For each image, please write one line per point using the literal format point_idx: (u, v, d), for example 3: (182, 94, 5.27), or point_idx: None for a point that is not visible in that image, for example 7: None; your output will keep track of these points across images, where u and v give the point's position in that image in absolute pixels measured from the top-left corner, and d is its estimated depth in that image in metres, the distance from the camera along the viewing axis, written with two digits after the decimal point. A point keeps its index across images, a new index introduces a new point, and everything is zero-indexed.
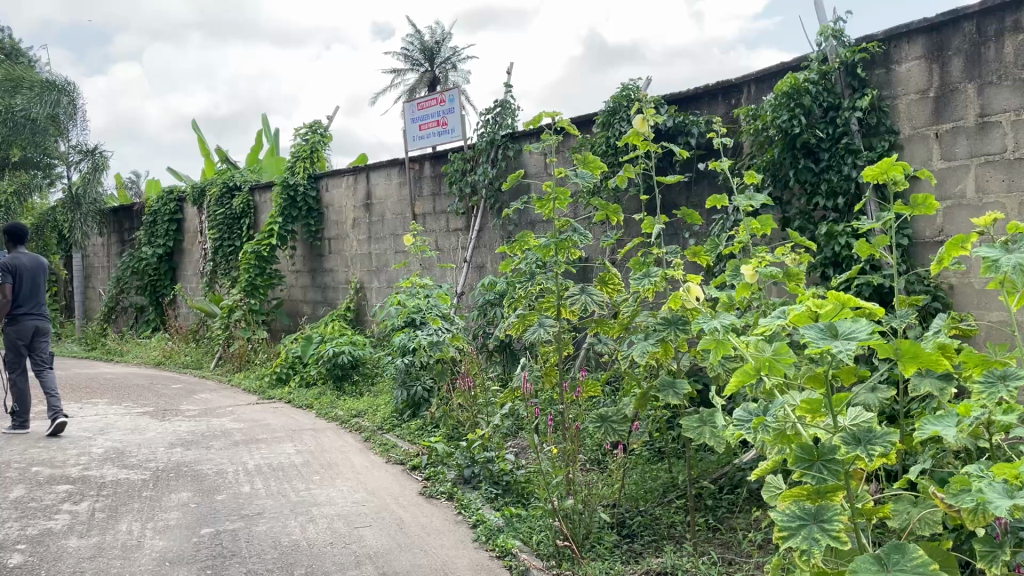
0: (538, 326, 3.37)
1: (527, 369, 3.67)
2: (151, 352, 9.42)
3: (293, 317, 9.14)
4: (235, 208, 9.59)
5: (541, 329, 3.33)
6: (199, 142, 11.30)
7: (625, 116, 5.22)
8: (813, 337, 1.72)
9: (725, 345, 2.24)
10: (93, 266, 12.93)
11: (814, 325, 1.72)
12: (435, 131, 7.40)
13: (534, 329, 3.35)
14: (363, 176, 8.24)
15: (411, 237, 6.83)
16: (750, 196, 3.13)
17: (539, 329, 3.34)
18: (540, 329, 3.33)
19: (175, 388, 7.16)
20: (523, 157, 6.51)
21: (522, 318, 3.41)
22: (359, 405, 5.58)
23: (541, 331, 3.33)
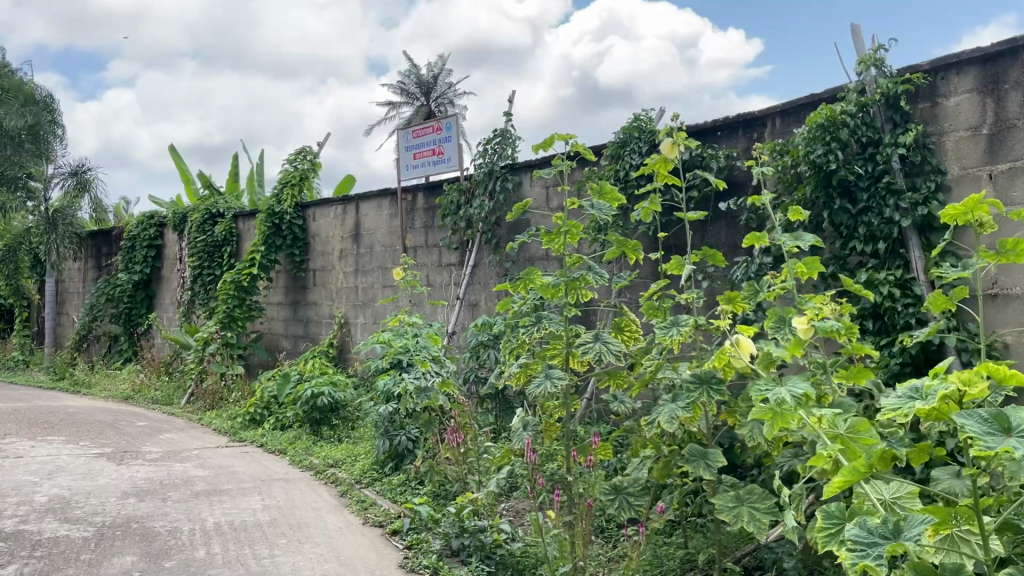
0: (544, 377, 2.89)
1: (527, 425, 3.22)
2: (120, 385, 8.89)
3: (272, 351, 8.65)
4: (217, 235, 9.17)
5: (546, 381, 2.86)
6: (182, 167, 10.90)
7: (636, 148, 4.84)
8: (979, 430, 1.60)
9: (788, 417, 1.86)
10: (67, 291, 12.42)
11: (980, 416, 1.60)
12: (430, 161, 7.02)
13: (539, 380, 2.89)
14: (353, 206, 7.83)
15: (402, 271, 6.41)
16: (796, 236, 2.73)
17: (544, 380, 2.87)
18: (547, 382, 2.86)
19: (140, 427, 6.64)
20: (523, 190, 6.12)
21: (526, 368, 2.96)
22: (336, 453, 5.09)
23: (547, 384, 2.85)
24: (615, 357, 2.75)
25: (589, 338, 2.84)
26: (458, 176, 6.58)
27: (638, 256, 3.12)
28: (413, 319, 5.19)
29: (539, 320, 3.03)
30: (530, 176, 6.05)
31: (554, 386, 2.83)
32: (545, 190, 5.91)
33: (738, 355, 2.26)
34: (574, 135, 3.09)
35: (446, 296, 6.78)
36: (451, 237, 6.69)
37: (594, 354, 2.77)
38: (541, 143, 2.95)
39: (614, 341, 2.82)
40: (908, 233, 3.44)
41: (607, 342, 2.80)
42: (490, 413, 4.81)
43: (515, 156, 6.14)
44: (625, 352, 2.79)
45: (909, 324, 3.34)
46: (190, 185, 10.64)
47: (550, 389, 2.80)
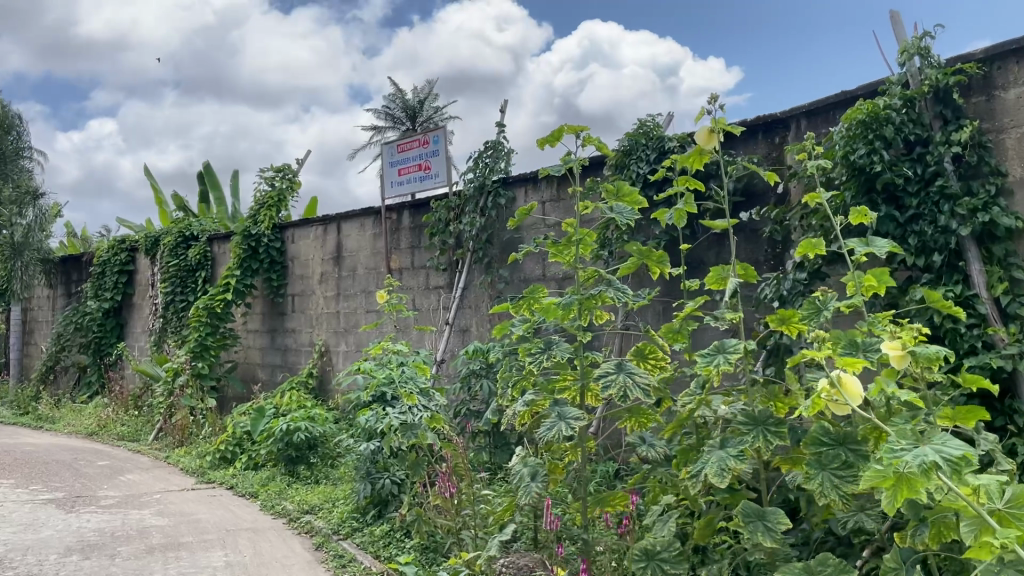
0: (555, 418, 2.31)
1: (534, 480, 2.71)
2: (85, 420, 8.29)
3: (248, 383, 8.11)
4: (190, 259, 8.66)
5: (570, 414, 2.31)
6: (155, 189, 10.41)
7: (643, 155, 4.40)
8: None
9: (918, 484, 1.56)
10: (35, 320, 11.83)
11: None
12: (416, 176, 6.56)
13: (554, 414, 2.34)
14: (333, 226, 7.35)
15: (387, 295, 5.92)
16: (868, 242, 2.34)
17: (567, 413, 2.33)
18: (557, 425, 2.27)
19: (100, 468, 6.06)
20: (517, 207, 5.68)
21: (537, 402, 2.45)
22: (314, 498, 4.56)
23: (573, 419, 2.30)
24: (645, 392, 2.21)
25: (607, 365, 2.33)
26: (447, 192, 6.12)
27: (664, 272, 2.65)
28: (400, 346, 4.69)
29: (550, 347, 2.53)
30: (525, 191, 5.60)
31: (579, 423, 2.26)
32: (541, 206, 5.47)
33: (839, 401, 1.75)
34: (590, 126, 2.60)
35: (435, 322, 6.29)
36: (439, 258, 6.23)
37: (617, 388, 2.24)
38: (553, 137, 2.48)
39: (642, 370, 2.30)
40: (967, 243, 2.99)
41: (634, 372, 2.29)
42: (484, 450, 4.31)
43: (508, 169, 5.70)
44: (656, 384, 2.25)
45: (973, 349, 2.89)
46: (163, 208, 10.13)
47: (569, 430, 2.23)
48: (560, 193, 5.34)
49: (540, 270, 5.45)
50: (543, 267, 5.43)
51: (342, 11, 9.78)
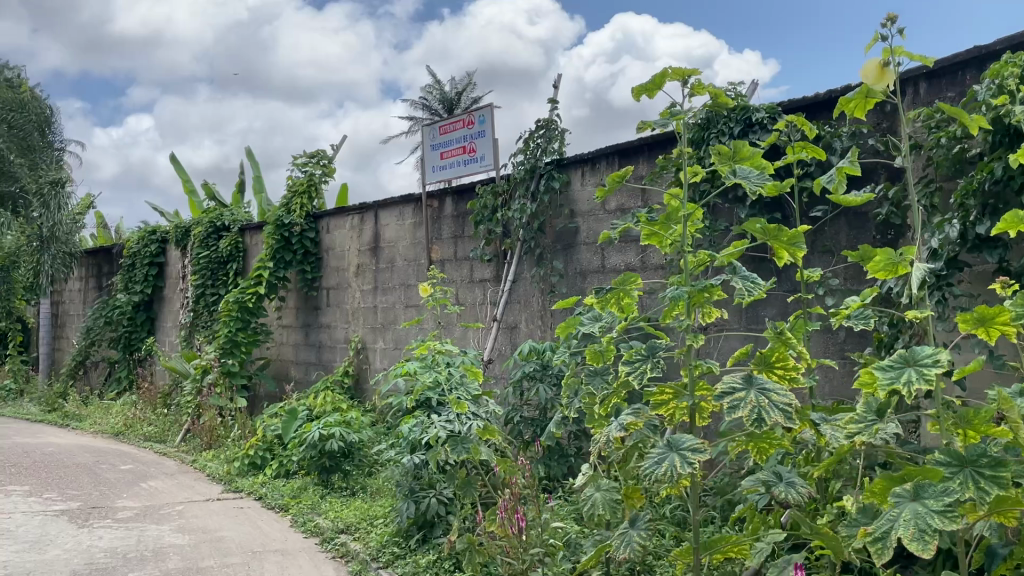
0: (664, 449, 1.75)
1: (633, 524, 2.26)
2: (113, 419, 7.92)
3: (280, 381, 7.67)
4: (221, 250, 8.25)
5: (686, 434, 1.75)
6: (186, 178, 10.06)
7: (725, 128, 3.85)
8: None
9: None
10: (66, 314, 11.56)
11: None
12: (459, 160, 6.04)
13: (665, 439, 1.80)
14: (371, 215, 6.88)
15: (429, 288, 5.44)
16: None
17: (683, 436, 1.77)
18: (670, 459, 1.70)
19: (121, 474, 5.65)
20: (572, 191, 5.13)
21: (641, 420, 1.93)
22: (349, 514, 4.08)
23: (691, 439, 1.74)
24: (789, 414, 1.65)
25: (733, 376, 1.79)
26: (494, 177, 5.60)
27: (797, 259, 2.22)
28: (448, 346, 4.18)
29: (656, 349, 1.99)
30: (581, 174, 5.07)
31: (701, 454, 1.70)
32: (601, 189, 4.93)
33: None
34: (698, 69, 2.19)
35: (481, 317, 5.79)
36: (485, 248, 5.72)
37: (747, 408, 1.70)
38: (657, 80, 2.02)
39: (780, 385, 1.74)
40: None
41: (769, 387, 1.73)
42: (540, 462, 3.80)
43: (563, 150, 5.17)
44: (801, 403, 1.70)
45: None
46: (193, 198, 9.79)
47: (688, 462, 1.68)
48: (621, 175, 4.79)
49: (599, 261, 4.91)
50: (602, 257, 4.90)
51: (374, 6, 9.39)
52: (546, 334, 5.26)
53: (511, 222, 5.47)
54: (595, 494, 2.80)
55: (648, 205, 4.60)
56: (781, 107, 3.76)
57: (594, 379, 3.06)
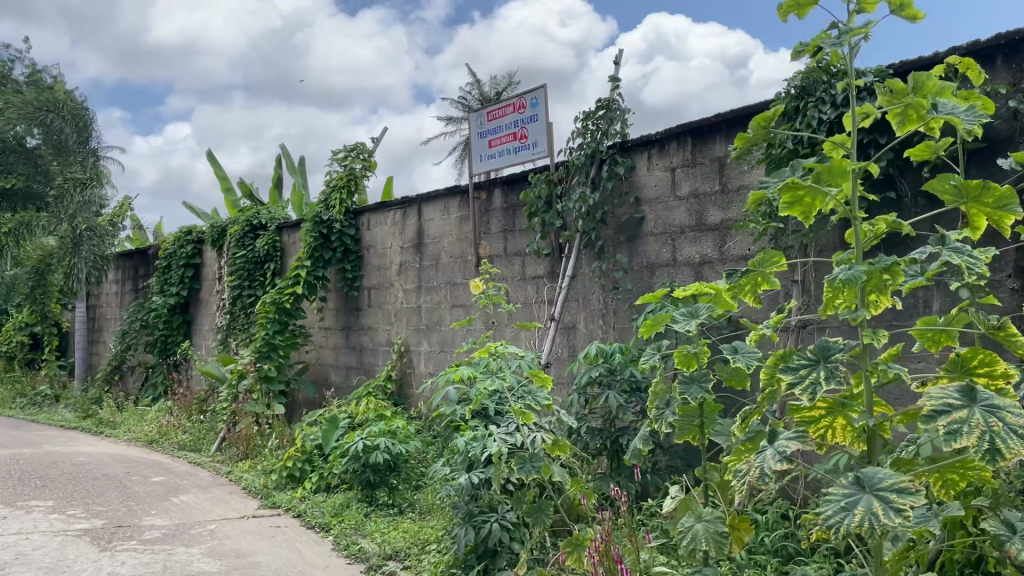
0: (861, 492, 1.68)
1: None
2: (147, 426, 7.61)
3: (320, 386, 7.27)
4: (258, 250, 7.91)
5: (879, 470, 1.70)
6: (222, 177, 9.77)
7: (825, 97, 3.35)
8: None
9: None
10: (103, 317, 11.35)
11: None
12: (510, 148, 5.59)
13: (851, 474, 1.75)
14: (414, 209, 6.45)
15: (480, 285, 5.00)
16: None
17: (870, 469, 1.74)
18: (890, 506, 1.62)
19: (152, 488, 5.29)
20: (637, 177, 4.64)
21: (808, 445, 1.85)
22: (398, 538, 3.64)
23: (889, 477, 1.68)
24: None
25: (946, 389, 1.74)
26: (549, 164, 5.14)
27: (1000, 227, 2.13)
28: (511, 348, 3.71)
29: (828, 354, 1.83)
30: (647, 157, 4.57)
31: (909, 499, 1.61)
32: (670, 173, 4.43)
33: None
34: None
35: (535, 318, 5.32)
36: (538, 242, 5.24)
37: (975, 433, 1.63)
38: None
39: (1006, 403, 1.68)
40: None
41: (997, 404, 1.67)
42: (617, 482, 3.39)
43: (626, 132, 4.69)
44: None
45: None
46: (229, 197, 9.48)
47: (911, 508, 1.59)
48: (695, 156, 4.29)
49: (669, 254, 4.41)
50: (672, 249, 4.39)
51: None
52: (608, 334, 4.77)
53: (568, 212, 4.99)
54: (697, 526, 2.38)
55: (727, 189, 4.10)
56: (891, 70, 3.25)
57: (690, 388, 2.56)
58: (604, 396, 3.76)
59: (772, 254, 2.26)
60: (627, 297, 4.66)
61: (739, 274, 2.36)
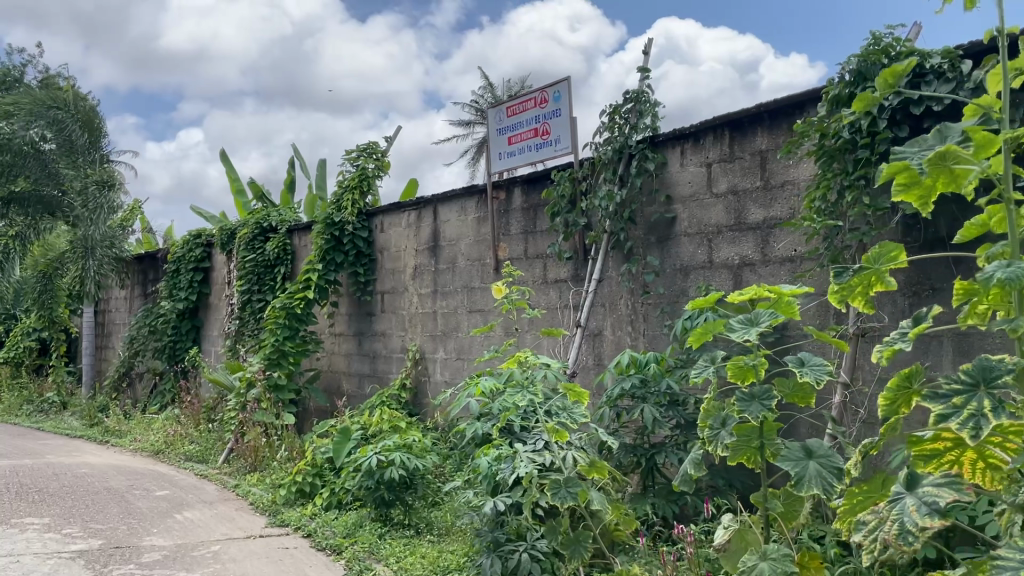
0: None
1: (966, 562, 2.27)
2: (154, 436, 7.35)
3: (331, 395, 6.99)
4: (268, 253, 7.66)
5: None
6: (232, 178, 9.53)
7: None
8: None
9: None
10: (112, 322, 11.15)
11: None
12: (530, 145, 5.30)
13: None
14: (429, 211, 6.18)
15: (503, 288, 4.69)
16: None
17: None
18: None
19: (156, 503, 5.03)
20: (669, 174, 4.33)
21: (962, 493, 1.91)
22: (415, 564, 3.35)
23: None
24: None
25: None
26: (573, 161, 4.85)
27: None
28: (544, 358, 3.42)
29: (990, 377, 1.89)
30: (680, 152, 4.27)
31: None
32: (705, 169, 4.13)
33: None
34: None
35: (558, 325, 5.02)
36: (562, 244, 4.94)
37: None
38: None
39: None
40: None
41: None
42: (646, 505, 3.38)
43: (656, 126, 4.39)
44: None
45: None
46: (239, 199, 9.24)
47: None
48: (733, 150, 3.99)
49: (704, 256, 4.10)
50: (708, 250, 4.08)
51: None
52: (638, 341, 4.46)
53: (594, 212, 4.69)
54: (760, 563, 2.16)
55: (770, 184, 3.79)
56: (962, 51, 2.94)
57: (750, 406, 2.27)
58: (638, 410, 3.48)
59: (894, 249, 2.21)
60: (658, 302, 4.35)
61: (851, 273, 2.23)
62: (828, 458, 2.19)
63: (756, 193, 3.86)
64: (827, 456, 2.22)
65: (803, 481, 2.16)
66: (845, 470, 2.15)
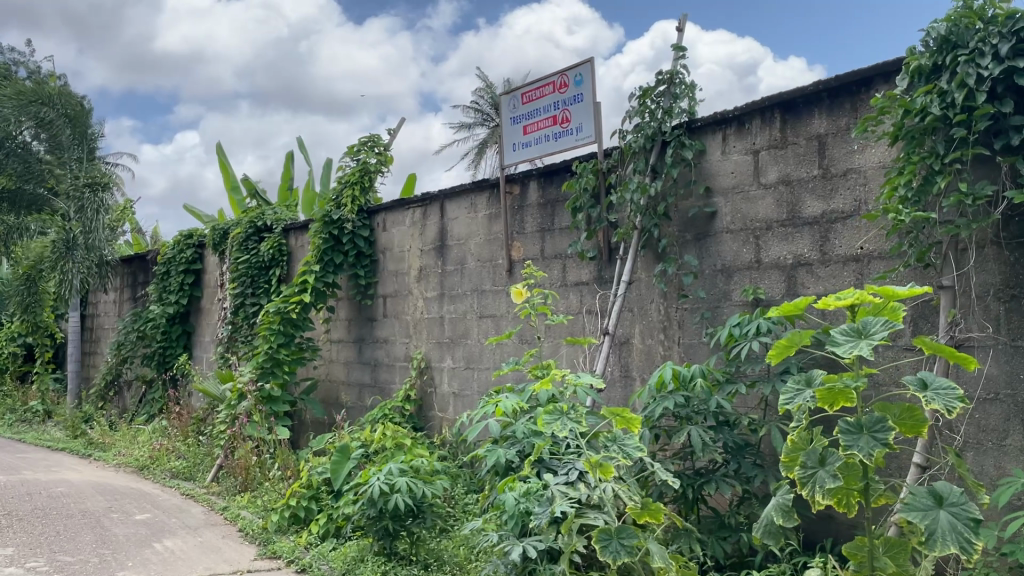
0: None
1: None
2: (139, 449, 6.87)
3: (330, 406, 6.52)
4: (262, 254, 7.18)
5: None
6: (225, 175, 9.06)
7: (982, 44, 2.55)
8: None
9: None
10: (101, 328, 10.67)
11: None
12: (548, 134, 4.83)
13: None
14: (435, 207, 5.71)
15: (523, 292, 4.14)
16: None
17: None
18: None
19: (134, 530, 4.54)
20: (708, 163, 3.86)
21: None
22: None
23: None
24: None
25: None
26: (598, 151, 4.37)
27: None
28: (581, 375, 2.95)
29: None
30: (721, 138, 3.80)
31: None
32: (752, 157, 3.66)
33: None
34: None
35: (579, 331, 4.54)
36: (584, 242, 4.47)
37: None
38: None
39: None
40: None
41: None
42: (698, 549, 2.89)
43: (693, 110, 3.93)
44: None
45: None
46: (233, 197, 8.77)
47: None
48: (785, 135, 3.52)
49: (751, 255, 3.63)
50: (755, 249, 3.62)
51: None
52: (672, 351, 3.98)
53: (622, 206, 4.22)
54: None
55: (830, 173, 3.33)
56: None
57: (857, 441, 2.09)
58: (685, 432, 3.02)
59: None
60: (696, 307, 3.88)
61: None
62: (959, 508, 2.11)
63: (815, 183, 3.38)
64: (959, 503, 2.14)
65: (935, 537, 2.10)
66: (980, 520, 2.08)
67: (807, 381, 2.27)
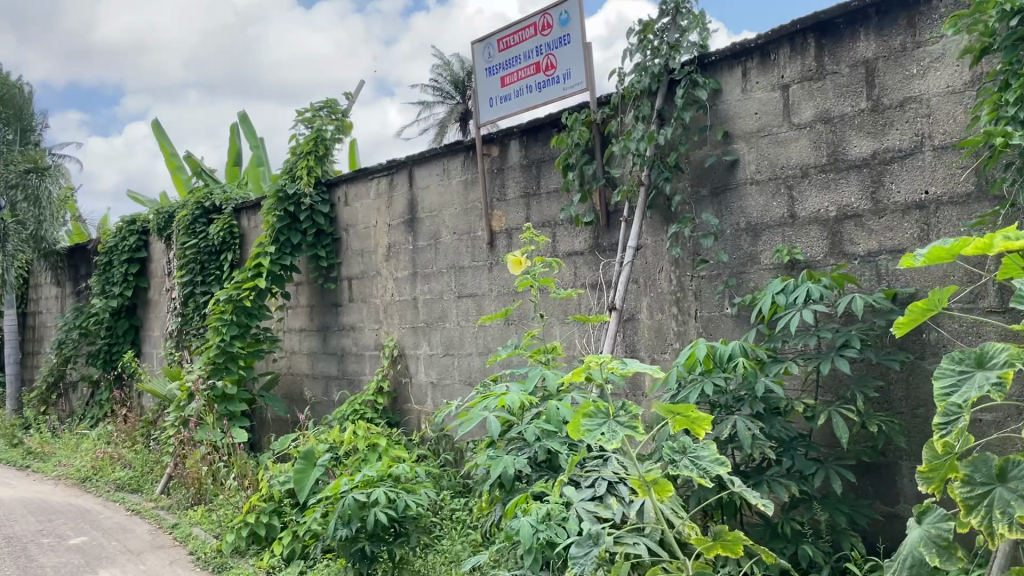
0: None
1: None
2: (80, 459, 6.18)
3: (293, 402, 5.87)
4: (212, 237, 6.49)
5: None
6: (165, 153, 8.32)
7: None
8: None
9: None
10: (42, 325, 9.86)
11: None
12: (531, 85, 4.21)
13: None
14: (403, 175, 5.07)
15: (521, 261, 3.51)
16: None
17: None
18: None
19: (66, 558, 3.89)
20: (726, 104, 3.28)
21: None
22: None
23: None
24: None
25: None
26: (591, 99, 3.77)
27: None
28: (629, 363, 2.26)
29: None
30: (740, 73, 3.21)
31: None
32: (780, 93, 3.08)
33: None
34: None
35: (575, 308, 3.97)
36: (578, 206, 3.88)
37: None
38: None
39: None
40: None
41: None
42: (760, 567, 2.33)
43: (705, 42, 3.33)
44: None
45: None
46: (177, 175, 8.06)
47: None
48: (822, 64, 2.94)
49: (783, 209, 3.07)
50: (788, 201, 3.05)
51: None
52: (687, 326, 3.41)
53: (623, 162, 3.63)
54: None
55: (882, 105, 2.77)
56: None
57: None
58: (728, 423, 2.46)
59: None
60: (715, 275, 3.31)
61: None
62: None
63: (863, 117, 2.82)
64: None
65: None
66: None
67: (977, 359, 1.83)
